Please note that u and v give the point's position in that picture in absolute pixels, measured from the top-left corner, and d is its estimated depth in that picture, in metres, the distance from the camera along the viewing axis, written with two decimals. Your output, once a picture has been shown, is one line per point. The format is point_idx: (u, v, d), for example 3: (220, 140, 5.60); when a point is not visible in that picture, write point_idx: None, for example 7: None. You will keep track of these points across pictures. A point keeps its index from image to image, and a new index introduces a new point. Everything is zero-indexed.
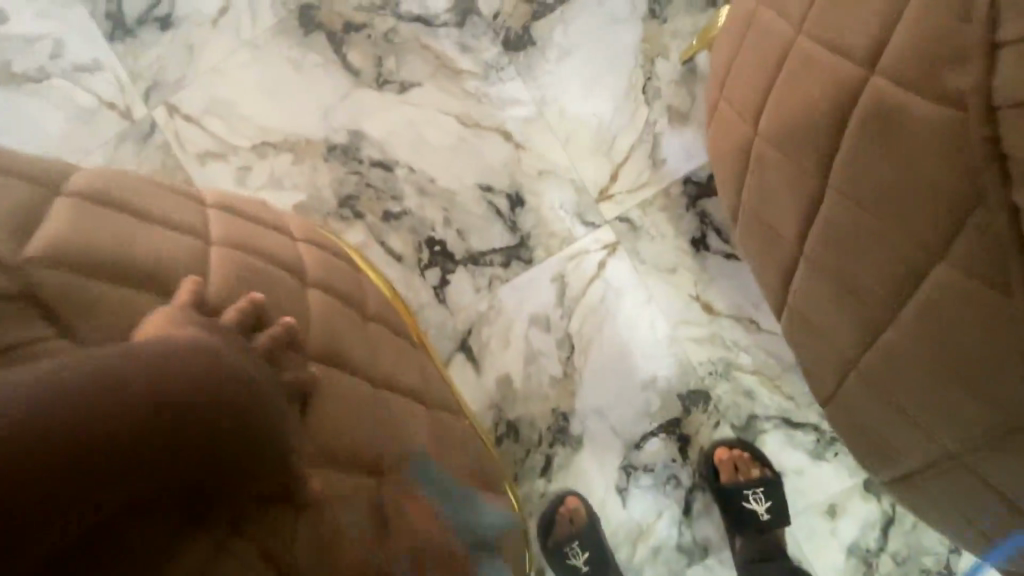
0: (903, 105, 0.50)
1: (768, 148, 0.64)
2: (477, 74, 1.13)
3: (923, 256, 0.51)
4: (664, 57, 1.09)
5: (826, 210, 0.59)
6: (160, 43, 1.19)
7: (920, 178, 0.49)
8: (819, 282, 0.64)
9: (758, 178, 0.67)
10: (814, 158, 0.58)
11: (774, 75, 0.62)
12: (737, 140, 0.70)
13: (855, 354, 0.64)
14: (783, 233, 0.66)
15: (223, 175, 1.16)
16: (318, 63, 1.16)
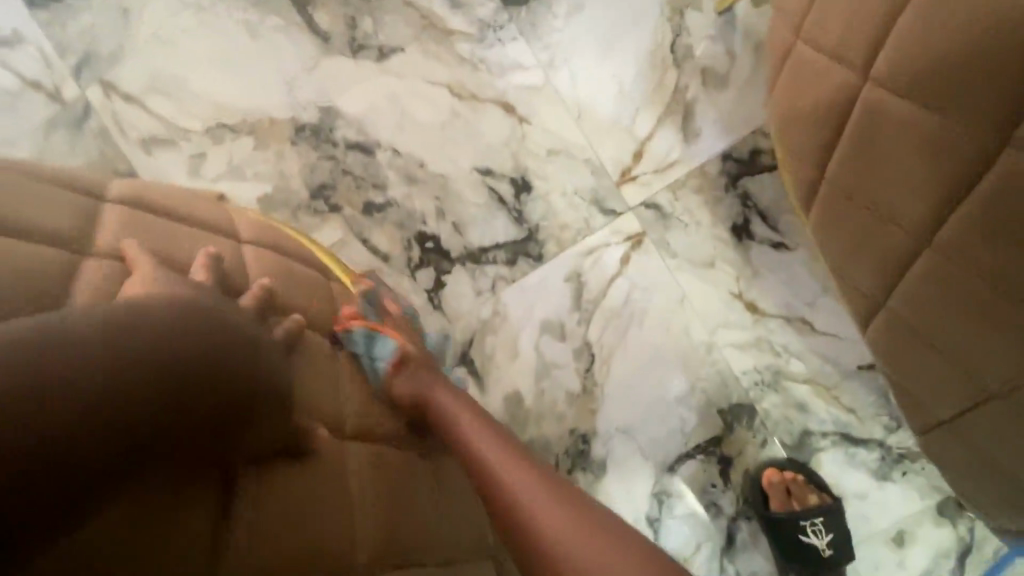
0: None
1: (890, 101, 0.49)
2: (471, 35, 0.95)
3: None
4: (696, 8, 0.91)
5: (998, 179, 0.44)
6: (91, 9, 1.00)
7: None
8: (960, 278, 0.49)
9: (868, 143, 0.52)
10: (988, 106, 0.43)
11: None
12: (830, 93, 0.54)
13: (1010, 372, 0.49)
14: (903, 214, 0.51)
15: (172, 164, 0.98)
16: (282, 28, 0.97)
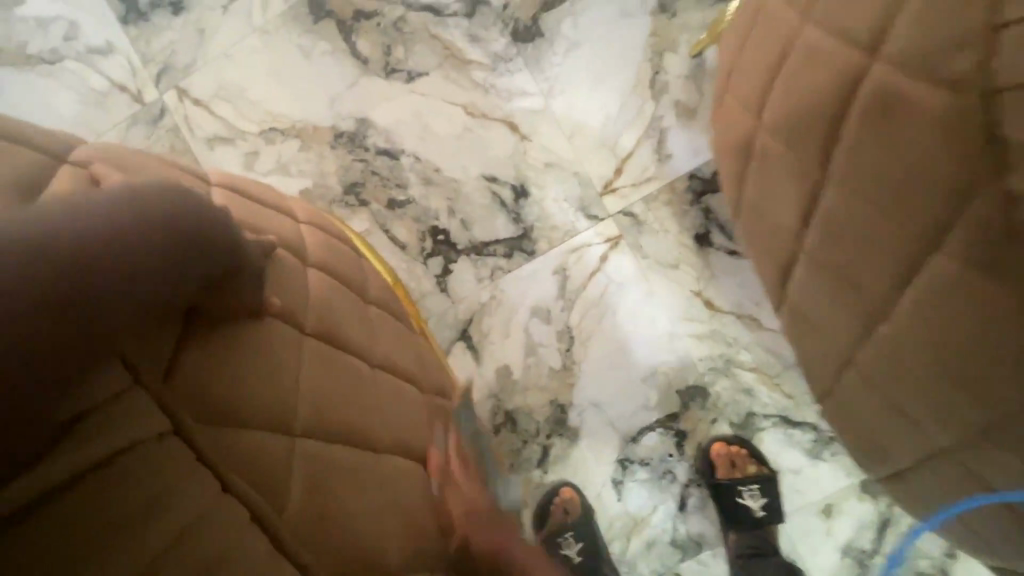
0: (902, 95, 0.49)
1: (770, 137, 0.64)
2: (486, 65, 1.12)
3: (922, 248, 0.51)
4: (673, 51, 1.08)
5: (826, 201, 0.59)
6: (173, 28, 1.19)
7: (912, 167, 0.49)
8: (819, 278, 0.64)
9: (761, 171, 0.68)
10: (817, 150, 0.58)
11: (775, 75, 0.63)
12: (742, 135, 0.70)
13: (852, 350, 0.64)
14: (784, 224, 0.67)
15: (231, 159, 1.17)
16: (328, 51, 1.16)
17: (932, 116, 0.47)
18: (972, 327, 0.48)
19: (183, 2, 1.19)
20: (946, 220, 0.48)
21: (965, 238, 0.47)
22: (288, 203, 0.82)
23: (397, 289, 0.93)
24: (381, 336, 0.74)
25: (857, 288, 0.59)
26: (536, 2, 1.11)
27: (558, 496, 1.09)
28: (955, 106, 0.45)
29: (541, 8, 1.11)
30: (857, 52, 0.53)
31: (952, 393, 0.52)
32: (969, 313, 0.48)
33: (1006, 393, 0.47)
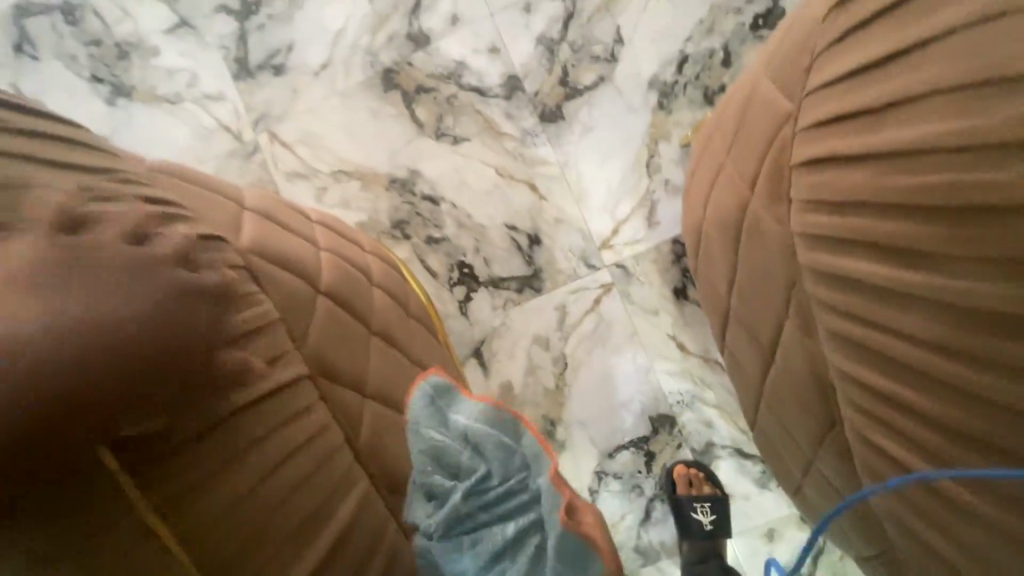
0: (753, 222, 0.71)
1: (706, 229, 0.87)
2: (516, 137, 1.39)
3: (773, 325, 0.72)
4: (667, 141, 1.34)
5: (732, 280, 0.81)
6: (272, 85, 1.49)
7: (761, 269, 0.71)
8: (735, 333, 0.86)
9: (703, 250, 0.91)
10: (724, 246, 0.80)
11: (710, 186, 0.86)
12: (694, 221, 0.94)
13: (758, 390, 0.85)
14: (717, 292, 0.89)
15: (306, 192, 1.46)
16: (392, 115, 1.44)
17: (765, 239, 0.69)
18: (807, 382, 0.69)
19: (284, 67, 1.48)
20: (781, 307, 0.69)
21: (791, 323, 0.68)
22: (356, 235, 1.08)
23: (430, 309, 1.17)
24: (417, 342, 0.98)
25: (754, 346, 0.81)
26: (561, 92, 1.37)
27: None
28: (776, 236, 0.67)
29: (566, 97, 1.37)
30: (739, 185, 0.74)
31: (806, 425, 0.74)
32: (803, 372, 0.69)
33: (830, 427, 0.68)
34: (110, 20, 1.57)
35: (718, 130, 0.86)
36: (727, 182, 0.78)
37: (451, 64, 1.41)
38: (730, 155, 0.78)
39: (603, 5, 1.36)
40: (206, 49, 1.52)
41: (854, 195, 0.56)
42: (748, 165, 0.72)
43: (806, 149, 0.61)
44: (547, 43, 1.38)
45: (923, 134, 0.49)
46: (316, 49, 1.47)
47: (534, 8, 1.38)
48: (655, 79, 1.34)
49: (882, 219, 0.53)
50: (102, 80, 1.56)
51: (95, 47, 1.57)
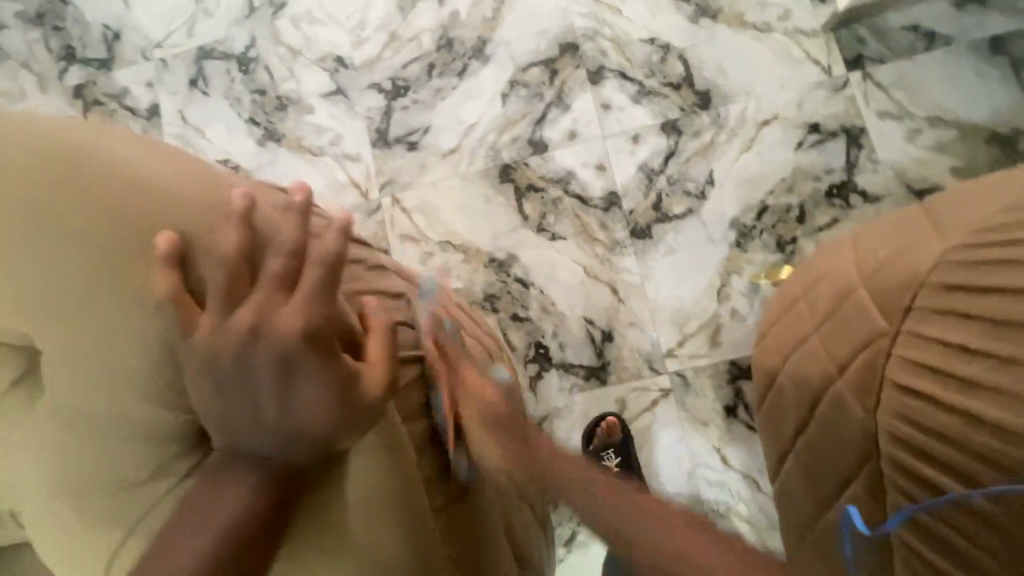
0: (844, 397, 0.85)
1: (784, 381, 1.02)
2: (607, 244, 1.59)
3: (844, 482, 0.88)
4: (738, 275, 1.53)
5: (807, 434, 0.95)
6: (404, 158, 1.72)
7: (845, 438, 0.86)
8: (795, 473, 1.01)
9: (776, 395, 1.05)
10: (804, 403, 0.95)
11: (794, 346, 1.01)
12: (769, 366, 1.09)
13: (808, 524, 1.00)
14: (784, 433, 1.03)
15: (413, 253, 1.66)
16: (501, 203, 1.65)
17: (857, 418, 0.83)
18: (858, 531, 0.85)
19: (417, 145, 1.72)
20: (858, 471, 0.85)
21: (862, 489, 0.84)
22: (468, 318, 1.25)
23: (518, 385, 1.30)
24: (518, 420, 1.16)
25: (814, 489, 0.96)
26: (653, 215, 1.58)
27: (603, 421, 1.46)
28: (866, 420, 0.82)
29: (656, 220, 1.58)
30: (830, 360, 0.89)
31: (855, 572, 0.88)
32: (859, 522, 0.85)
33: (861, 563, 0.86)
34: (276, 75, 1.83)
35: (807, 300, 1.02)
36: (813, 354, 0.93)
37: (561, 172, 1.63)
38: (821, 329, 0.93)
39: (701, 150, 1.59)
40: (354, 117, 1.77)
41: (923, 422, 0.74)
42: (844, 348, 0.87)
43: (891, 372, 0.79)
44: (647, 171, 1.60)
45: (988, 409, 0.67)
46: (447, 136, 1.70)
47: (641, 140, 1.61)
48: (736, 221, 1.55)
49: (945, 453, 0.71)
50: (259, 124, 1.81)
51: (258, 95, 1.83)
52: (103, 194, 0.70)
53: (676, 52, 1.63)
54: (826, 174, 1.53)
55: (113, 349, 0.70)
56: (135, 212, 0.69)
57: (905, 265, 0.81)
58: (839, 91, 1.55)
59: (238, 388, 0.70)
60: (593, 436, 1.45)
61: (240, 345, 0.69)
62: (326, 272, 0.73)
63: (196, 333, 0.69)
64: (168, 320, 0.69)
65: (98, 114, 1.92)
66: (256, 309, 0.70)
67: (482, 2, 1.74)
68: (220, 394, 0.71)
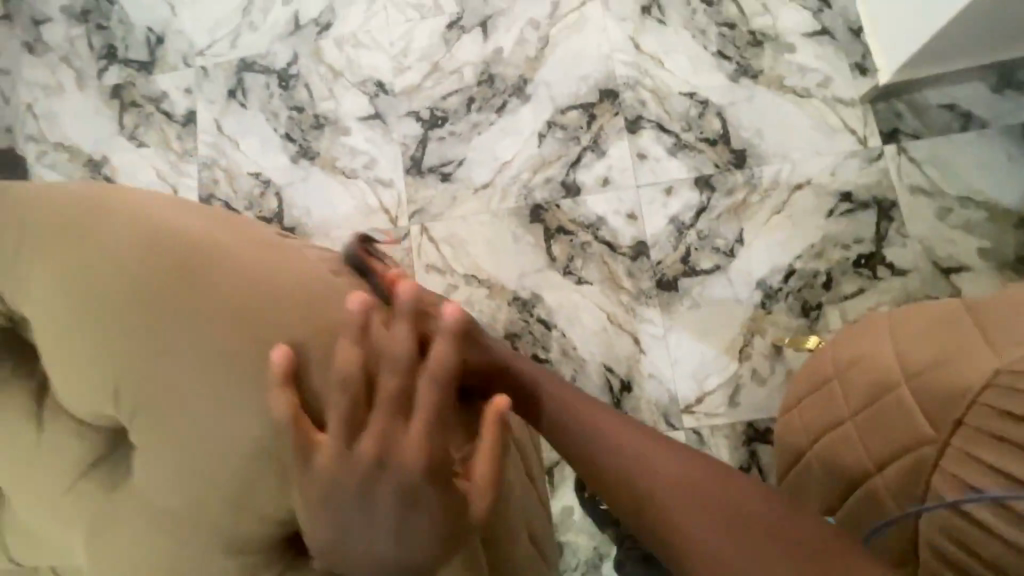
0: (893, 495, 0.88)
1: (813, 462, 1.01)
2: (632, 293, 1.59)
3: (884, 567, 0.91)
4: (761, 336, 1.53)
5: (842, 516, 0.97)
6: (436, 188, 1.73)
7: (890, 533, 0.88)
8: None
9: (803, 473, 1.04)
10: (841, 488, 0.96)
11: (825, 429, 0.99)
12: (793, 442, 1.07)
13: None
14: (811, 510, 1.04)
15: (437, 284, 1.67)
16: (530, 243, 1.66)
17: (902, 517, 0.85)
18: None
19: (450, 176, 1.73)
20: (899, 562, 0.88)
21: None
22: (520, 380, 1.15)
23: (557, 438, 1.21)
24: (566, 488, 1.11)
25: None
26: (680, 268, 1.59)
27: None
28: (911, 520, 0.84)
29: (683, 274, 1.58)
30: (874, 455, 0.90)
31: None
32: None
33: None
34: (315, 93, 1.85)
35: (838, 383, 0.99)
36: (845, 445, 0.94)
37: (592, 217, 1.64)
38: (860, 420, 0.93)
39: (732, 208, 1.60)
40: (390, 143, 1.78)
41: (963, 539, 0.76)
42: (889, 447, 0.88)
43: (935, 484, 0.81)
44: (678, 224, 1.61)
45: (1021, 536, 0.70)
46: (481, 170, 1.72)
47: (674, 193, 1.63)
48: (762, 282, 1.55)
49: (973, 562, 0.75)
50: (294, 140, 1.82)
51: (296, 112, 1.84)
52: (239, 301, 0.78)
53: (715, 109, 1.65)
54: (856, 244, 1.54)
55: (228, 448, 0.75)
56: (263, 322, 0.77)
57: (947, 378, 0.82)
58: (873, 163, 1.57)
59: (352, 510, 0.68)
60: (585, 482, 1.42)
61: (365, 475, 0.67)
62: (441, 390, 0.70)
63: (318, 457, 0.68)
64: (293, 439, 0.70)
65: (134, 116, 1.93)
66: (378, 439, 0.67)
67: (526, 42, 1.77)
68: (334, 514, 0.69)
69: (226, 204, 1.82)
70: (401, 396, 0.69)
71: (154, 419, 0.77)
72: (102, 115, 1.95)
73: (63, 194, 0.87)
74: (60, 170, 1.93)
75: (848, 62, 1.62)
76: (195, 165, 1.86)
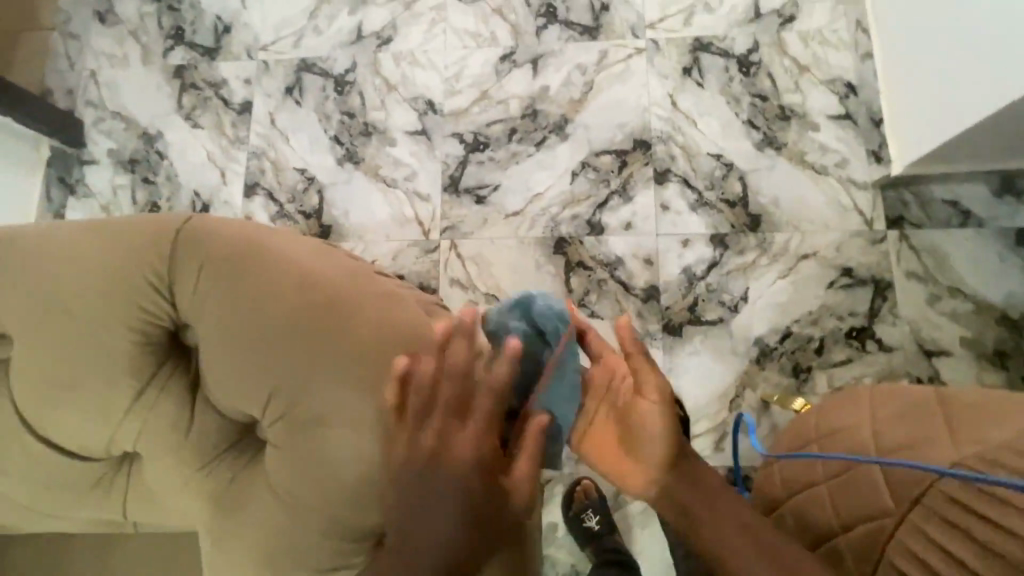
0: (856, 552, 0.98)
1: (789, 514, 1.11)
2: (639, 333, 1.71)
3: None
4: (752, 389, 1.65)
5: None
6: (470, 208, 1.84)
7: None
8: None
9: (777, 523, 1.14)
10: (810, 540, 1.06)
11: (803, 484, 1.10)
12: (771, 494, 1.17)
13: None
14: None
15: (459, 298, 1.78)
16: (550, 272, 1.77)
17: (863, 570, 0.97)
18: None
19: (485, 199, 1.84)
20: None
21: None
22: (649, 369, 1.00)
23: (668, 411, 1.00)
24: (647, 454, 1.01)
25: None
26: (687, 316, 1.71)
27: (580, 484, 1.55)
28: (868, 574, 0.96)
29: (689, 322, 1.70)
30: (845, 515, 1.01)
31: None
32: None
33: None
34: (368, 102, 1.95)
35: (820, 446, 1.11)
36: (817, 502, 1.06)
37: (611, 257, 1.76)
38: (835, 481, 1.05)
39: (741, 267, 1.72)
40: (433, 160, 1.89)
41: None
42: (857, 508, 1.00)
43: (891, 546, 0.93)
44: (690, 275, 1.73)
45: None
46: (514, 198, 1.83)
47: (690, 245, 1.74)
48: (760, 340, 1.67)
49: None
50: (342, 144, 1.93)
51: (348, 117, 1.95)
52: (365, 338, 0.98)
53: (738, 173, 1.77)
54: (850, 316, 1.67)
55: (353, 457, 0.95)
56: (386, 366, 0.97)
57: (916, 458, 0.95)
58: (876, 244, 1.70)
59: (435, 498, 0.85)
60: (573, 500, 1.53)
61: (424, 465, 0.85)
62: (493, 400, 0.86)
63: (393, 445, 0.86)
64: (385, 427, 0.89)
65: (193, 98, 2.03)
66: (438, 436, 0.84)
67: (572, 84, 1.89)
68: (406, 500, 0.86)
69: (270, 195, 1.92)
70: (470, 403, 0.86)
71: (290, 422, 0.97)
72: (162, 93, 2.05)
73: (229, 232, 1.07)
74: (114, 139, 2.03)
75: (865, 148, 1.75)
76: (245, 153, 1.97)
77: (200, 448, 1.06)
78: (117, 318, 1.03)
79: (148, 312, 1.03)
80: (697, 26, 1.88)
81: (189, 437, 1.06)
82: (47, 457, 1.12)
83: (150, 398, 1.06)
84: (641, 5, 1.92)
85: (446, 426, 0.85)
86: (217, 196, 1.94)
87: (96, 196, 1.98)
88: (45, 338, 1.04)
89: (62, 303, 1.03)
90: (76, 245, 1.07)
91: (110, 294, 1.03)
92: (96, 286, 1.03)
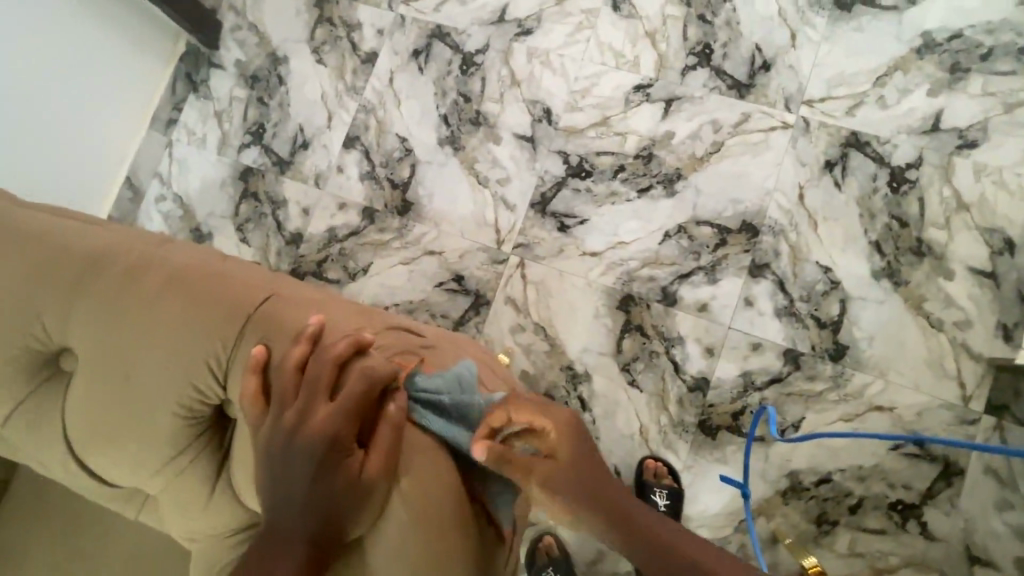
0: None
1: None
2: (672, 420, 1.64)
3: None
4: (766, 519, 1.57)
5: None
6: (550, 233, 1.78)
7: None
8: None
9: None
10: None
11: None
12: None
13: None
14: None
15: (509, 318, 1.76)
16: (606, 325, 1.71)
17: None
18: None
19: (567, 229, 1.77)
20: None
21: None
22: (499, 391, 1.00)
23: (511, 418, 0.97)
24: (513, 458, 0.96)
25: None
26: (727, 420, 1.62)
27: (543, 540, 1.60)
28: None
29: (727, 427, 1.62)
30: None
31: None
32: None
33: None
34: (487, 90, 1.89)
35: None
36: None
37: (673, 333, 1.67)
38: None
39: (805, 394, 1.59)
40: (530, 172, 1.83)
41: None
42: None
43: None
44: (747, 381, 1.62)
45: None
46: (597, 238, 1.75)
47: (759, 352, 1.63)
48: (794, 474, 1.57)
49: None
50: (449, 125, 1.89)
51: (462, 100, 1.90)
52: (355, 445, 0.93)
53: (841, 295, 1.61)
54: (901, 488, 1.53)
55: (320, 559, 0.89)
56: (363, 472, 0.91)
57: None
58: (963, 424, 1.52)
59: (288, 514, 0.88)
60: (537, 554, 1.58)
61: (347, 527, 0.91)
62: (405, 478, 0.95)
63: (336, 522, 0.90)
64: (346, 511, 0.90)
65: (326, 33, 2.03)
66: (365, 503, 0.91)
67: (700, 139, 1.74)
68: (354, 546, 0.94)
69: (366, 153, 1.93)
70: (293, 360, 0.95)
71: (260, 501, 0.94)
72: (299, 18, 2.05)
73: (252, 297, 1.06)
74: (244, 50, 2.07)
75: (995, 317, 1.54)
76: (357, 104, 1.97)
77: (216, 521, 1.08)
78: (163, 390, 1.00)
79: (201, 391, 1.01)
80: (860, 119, 1.67)
81: (208, 506, 1.07)
82: (74, 472, 1.12)
83: (181, 463, 1.05)
84: (808, 76, 1.71)
85: (322, 453, 0.88)
86: (318, 139, 1.97)
87: (214, 101, 2.07)
88: (88, 380, 1.03)
89: (112, 349, 1.01)
90: (156, 274, 1.05)
91: (156, 359, 1.00)
92: (146, 347, 1.01)
